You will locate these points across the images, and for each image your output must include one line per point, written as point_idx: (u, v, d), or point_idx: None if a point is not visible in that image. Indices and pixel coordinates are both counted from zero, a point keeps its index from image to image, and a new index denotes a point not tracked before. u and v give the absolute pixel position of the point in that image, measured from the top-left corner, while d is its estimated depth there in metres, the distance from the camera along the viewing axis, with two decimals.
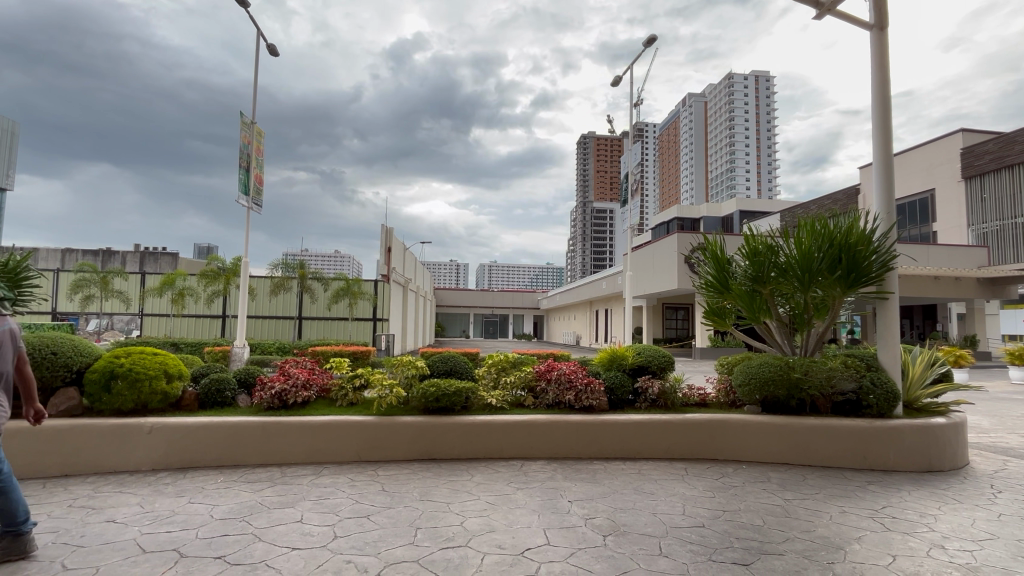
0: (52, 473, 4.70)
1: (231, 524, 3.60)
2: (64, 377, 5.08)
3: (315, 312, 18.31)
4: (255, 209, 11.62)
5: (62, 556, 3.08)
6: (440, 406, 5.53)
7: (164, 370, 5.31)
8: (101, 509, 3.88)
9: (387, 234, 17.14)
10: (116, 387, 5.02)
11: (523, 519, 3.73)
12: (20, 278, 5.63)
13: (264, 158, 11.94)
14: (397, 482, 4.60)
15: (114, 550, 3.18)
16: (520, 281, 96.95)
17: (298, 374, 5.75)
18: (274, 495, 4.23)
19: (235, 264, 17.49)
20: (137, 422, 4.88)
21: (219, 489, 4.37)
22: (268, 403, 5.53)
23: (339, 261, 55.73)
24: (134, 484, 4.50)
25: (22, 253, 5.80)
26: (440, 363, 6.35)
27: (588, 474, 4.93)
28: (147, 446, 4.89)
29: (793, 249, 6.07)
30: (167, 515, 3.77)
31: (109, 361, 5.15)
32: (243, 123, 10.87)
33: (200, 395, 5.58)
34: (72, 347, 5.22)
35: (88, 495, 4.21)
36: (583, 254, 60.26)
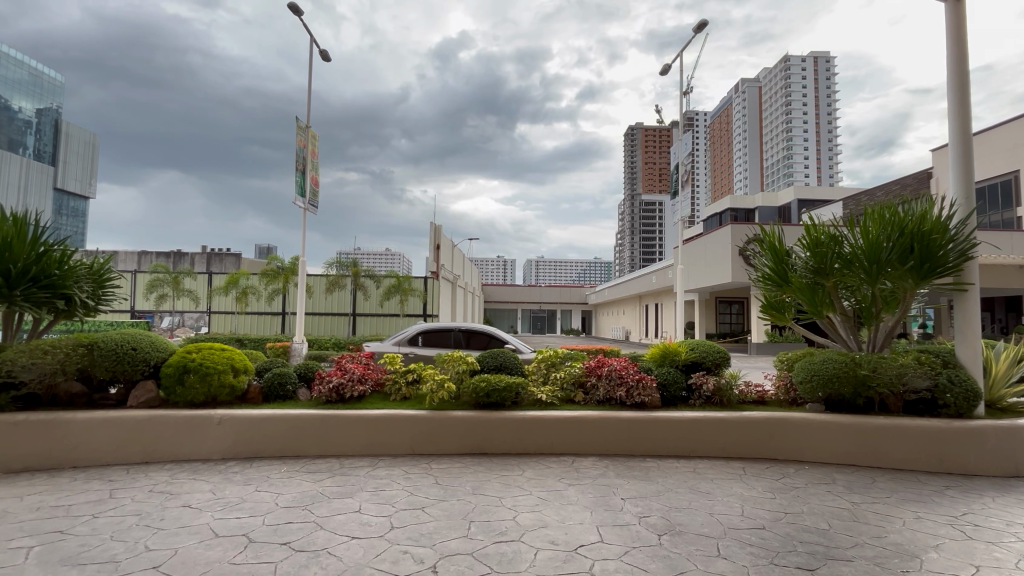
0: (135, 460, 5.06)
1: (295, 513, 3.76)
2: (143, 371, 5.45)
3: (368, 308, 18.80)
4: (311, 210, 12.07)
5: (145, 538, 3.31)
6: (491, 401, 5.57)
7: (232, 364, 5.61)
8: (178, 495, 4.15)
9: (436, 231, 17.47)
10: (188, 380, 5.36)
11: (576, 516, 3.71)
12: (103, 280, 6.10)
13: (318, 161, 12.39)
14: (451, 475, 4.68)
15: (190, 533, 3.38)
16: (567, 276, 96.30)
17: (354, 368, 5.93)
18: (334, 485, 4.39)
19: (293, 263, 18.34)
20: (208, 413, 5.18)
21: (283, 478, 4.58)
22: (326, 397, 5.73)
23: (390, 259, 57.02)
24: (207, 472, 4.79)
25: (105, 256, 6.28)
26: (491, 359, 6.39)
27: (641, 472, 4.85)
28: (218, 436, 5.18)
29: (860, 239, 5.73)
30: (236, 502, 3.99)
31: (182, 356, 5.49)
32: (299, 127, 11.31)
33: (264, 389, 5.85)
34: (149, 343, 5.59)
35: (167, 481, 4.51)
36: (632, 248, 59.33)
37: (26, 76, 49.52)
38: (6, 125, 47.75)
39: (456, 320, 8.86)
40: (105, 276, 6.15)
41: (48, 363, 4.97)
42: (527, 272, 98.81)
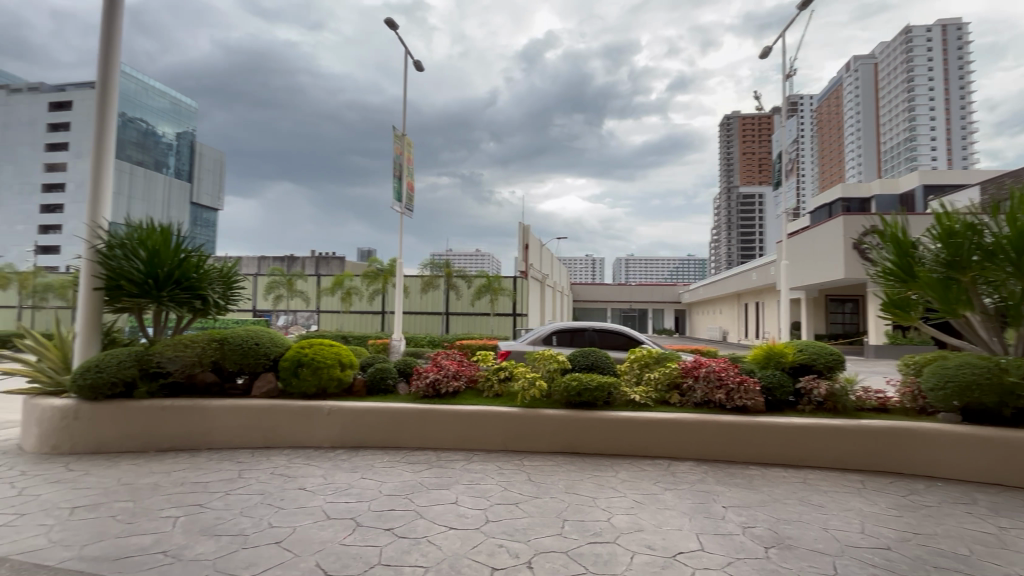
0: (258, 444, 5.59)
1: (398, 500, 3.97)
2: (264, 364, 6.01)
3: (460, 307, 19.40)
4: (407, 214, 12.67)
5: (268, 515, 3.65)
6: (582, 401, 5.53)
7: (339, 359, 6.05)
8: (296, 478, 4.54)
9: (525, 231, 17.67)
10: (302, 373, 5.83)
11: (673, 521, 3.59)
12: (231, 282, 6.80)
13: (413, 167, 12.98)
14: (543, 473, 4.70)
15: (306, 513, 3.69)
16: (658, 275, 93.21)
17: (449, 365, 6.14)
18: (432, 476, 4.58)
19: (391, 264, 19.38)
20: (319, 403, 5.62)
21: (385, 467, 4.85)
22: (424, 391, 5.99)
23: (480, 260, 58.45)
24: (318, 458, 5.19)
25: (232, 261, 6.99)
26: (582, 358, 6.35)
27: (743, 480, 4.58)
28: (327, 425, 5.60)
29: (1005, 228, 5.02)
30: (345, 487, 4.28)
31: (297, 351, 5.99)
32: (395, 135, 11.92)
33: (367, 382, 6.24)
34: (269, 338, 6.16)
35: (285, 465, 4.95)
36: (729, 244, 56.30)
37: (167, 105, 56.56)
38: (153, 149, 54.82)
39: (591, 319, 8.77)
40: (232, 278, 6.84)
41: (189, 355, 5.62)
42: (616, 270, 96.94)
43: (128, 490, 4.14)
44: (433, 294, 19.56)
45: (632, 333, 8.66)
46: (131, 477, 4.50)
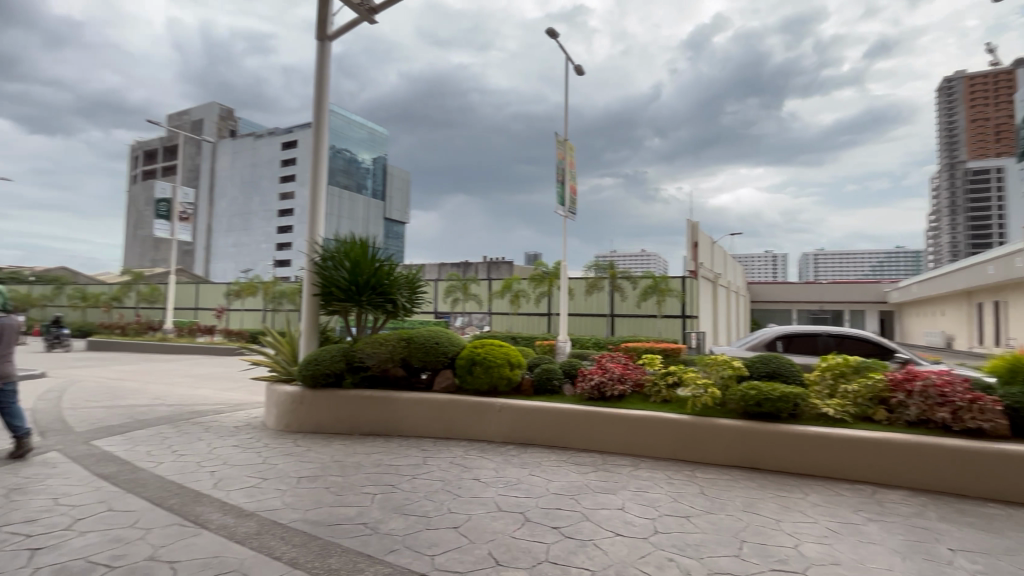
0: (439, 434, 6.14)
1: (565, 500, 4.03)
2: (443, 361, 6.57)
3: (625, 309, 19.01)
4: (571, 217, 12.85)
5: (448, 501, 3.99)
6: (763, 412, 5.03)
7: (508, 359, 6.36)
8: (471, 469, 4.88)
9: (694, 228, 16.73)
10: (476, 371, 6.25)
11: (879, 559, 3.07)
12: (416, 287, 7.57)
13: (576, 170, 13.12)
14: (718, 487, 4.38)
15: (481, 503, 3.94)
16: (857, 271, 80.83)
17: (614, 368, 6.07)
18: (598, 480, 4.56)
19: (556, 267, 19.84)
20: (491, 400, 5.97)
21: (553, 466, 4.97)
22: (589, 393, 5.99)
23: (645, 261, 56.79)
24: (491, 452, 5.52)
25: (417, 268, 7.78)
26: (761, 365, 5.79)
27: (979, 520, 3.74)
28: (499, 421, 5.93)
29: None
30: (515, 482, 4.48)
31: (471, 350, 6.44)
32: (558, 141, 12.17)
33: (535, 382, 6.46)
34: (447, 338, 6.73)
35: (462, 456, 5.36)
36: (955, 232, 46.55)
37: (365, 135, 65.18)
38: (355, 173, 63.67)
39: (824, 325, 7.84)
40: (416, 283, 7.59)
41: (383, 352, 6.36)
42: (803, 267, 86.45)
43: (339, 467, 4.87)
44: (597, 296, 19.49)
45: (882, 340, 7.43)
46: (341, 456, 5.28)
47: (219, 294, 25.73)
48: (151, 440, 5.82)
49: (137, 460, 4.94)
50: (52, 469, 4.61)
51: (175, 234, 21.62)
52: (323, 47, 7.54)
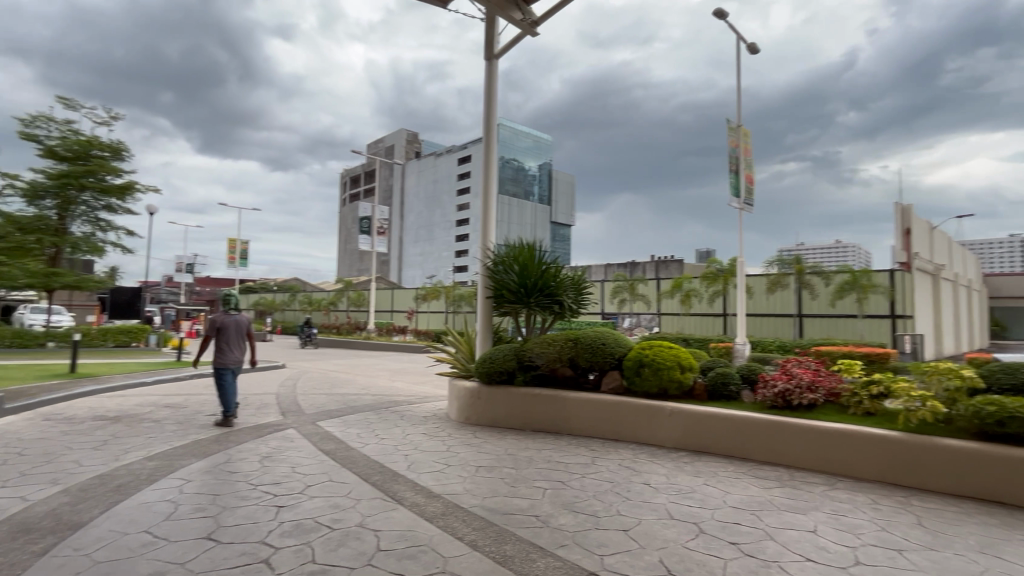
0: (608, 435, 6.15)
1: (744, 515, 3.75)
2: (610, 362, 6.56)
3: (816, 309, 16.80)
4: (747, 209, 11.86)
5: (617, 503, 3.98)
6: (1008, 434, 4.07)
7: (679, 362, 6.10)
8: (641, 473, 4.80)
9: (903, 212, 14.22)
10: (644, 373, 6.12)
11: None
12: (582, 288, 7.69)
13: (752, 157, 12.05)
14: (943, 520, 3.68)
15: (651, 509, 3.86)
16: None
17: (803, 375, 5.43)
18: (785, 497, 4.14)
19: (731, 264, 18.45)
20: (661, 404, 5.80)
21: (730, 478, 4.64)
22: (772, 402, 5.45)
23: (842, 253, 49.71)
24: (661, 457, 5.36)
25: (582, 270, 7.90)
26: (1004, 376, 4.70)
27: None
28: (670, 426, 5.73)
29: None
30: (688, 491, 4.29)
31: (639, 352, 6.31)
32: (730, 128, 11.33)
33: (708, 386, 6.11)
34: (614, 339, 6.71)
35: (631, 459, 5.29)
36: None
37: (531, 143, 67.93)
38: (523, 180, 66.63)
39: None
40: (582, 285, 7.70)
41: (551, 352, 6.57)
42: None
43: (513, 460, 5.17)
44: (782, 294, 17.52)
45: None
46: (514, 450, 5.59)
47: (409, 298, 28.99)
48: (359, 424, 6.82)
49: (350, 440, 5.83)
50: (291, 442, 5.68)
51: (375, 247, 24.93)
52: (491, 65, 8.07)
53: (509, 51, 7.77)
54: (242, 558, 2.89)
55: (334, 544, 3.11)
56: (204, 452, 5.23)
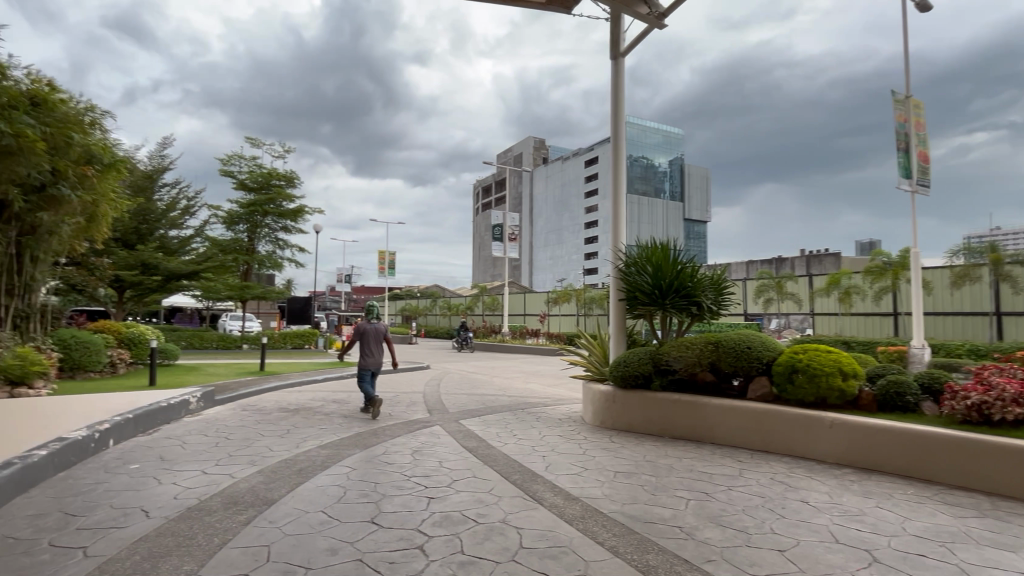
0: (756, 446, 5.71)
1: (931, 546, 3.25)
2: (757, 367, 6.06)
3: (1021, 306, 13.92)
4: (923, 191, 10.27)
5: (770, 520, 3.68)
6: None
7: (840, 368, 5.47)
8: (797, 489, 4.38)
9: None
10: (797, 380, 5.58)
11: None
12: (722, 288, 7.25)
13: (927, 132, 10.42)
14: None
15: (812, 530, 3.51)
16: None
17: (1005, 386, 4.51)
18: (986, 529, 3.51)
19: (903, 255, 16.09)
20: (819, 414, 5.26)
21: (911, 502, 4.05)
22: (963, 416, 4.65)
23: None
24: (822, 473, 4.85)
25: (722, 268, 7.45)
26: None
27: None
28: (830, 439, 5.17)
29: None
30: (856, 513, 3.83)
31: (790, 356, 5.76)
32: (896, 101, 9.91)
33: (878, 396, 5.40)
34: (761, 342, 6.20)
35: (785, 473, 4.85)
36: None
37: (660, 139, 65.62)
38: (652, 178, 64.52)
39: None
40: (723, 285, 7.26)
41: (690, 356, 6.24)
42: None
43: (652, 467, 5.02)
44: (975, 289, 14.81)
45: None
46: (653, 456, 5.42)
47: (541, 301, 29.54)
48: (498, 424, 7.10)
49: (490, 439, 6.12)
50: (438, 438, 6.11)
51: (507, 253, 25.80)
52: (618, 63, 7.96)
53: (636, 47, 7.60)
54: (400, 542, 3.18)
55: (480, 537, 3.28)
56: (365, 444, 5.83)
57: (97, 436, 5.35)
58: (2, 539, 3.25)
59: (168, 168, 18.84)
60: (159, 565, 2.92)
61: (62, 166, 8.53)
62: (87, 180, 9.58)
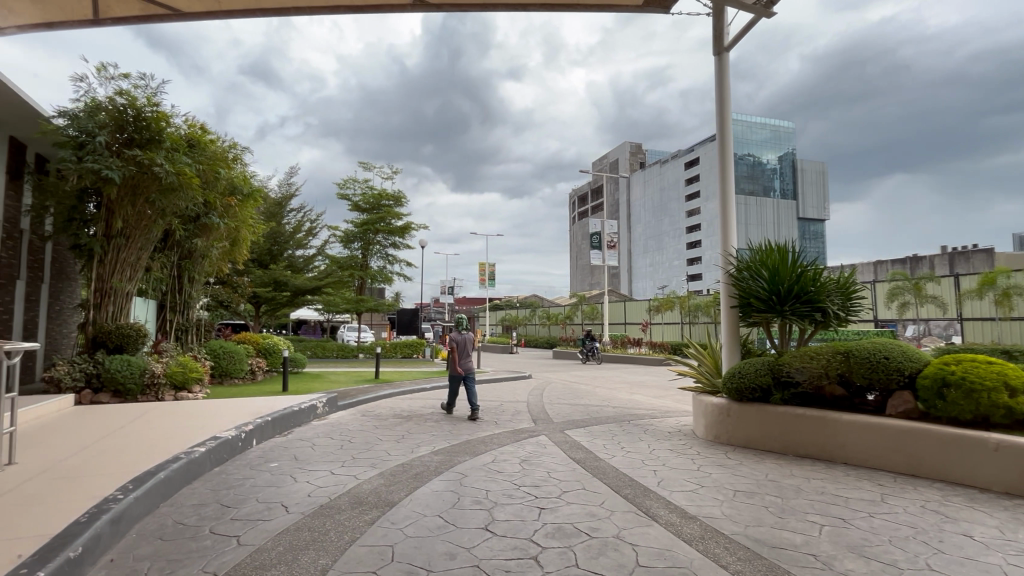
0: (901, 469, 5.09)
1: None
2: (898, 381, 5.41)
3: None
4: None
5: (926, 555, 3.25)
6: None
7: (1005, 382, 4.73)
8: (957, 520, 3.83)
9: None
10: (950, 395, 4.90)
11: None
12: (851, 292, 6.60)
13: None
14: None
15: (980, 570, 3.04)
16: None
17: None
18: None
19: None
20: (981, 435, 4.59)
21: None
22: None
23: None
24: (988, 504, 4.20)
25: (849, 270, 6.79)
26: None
27: None
28: (997, 464, 4.50)
29: None
30: None
31: (939, 368, 5.08)
32: None
33: None
34: (902, 352, 5.53)
35: (940, 501, 4.27)
36: None
37: (768, 134, 61.51)
38: (760, 176, 60.55)
39: None
40: (851, 288, 6.63)
41: (815, 367, 5.74)
42: None
43: (776, 487, 4.65)
44: None
45: None
46: (776, 476, 5.02)
47: (642, 309, 28.67)
48: (605, 435, 6.97)
49: (598, 451, 6.02)
50: (545, 448, 6.12)
51: (606, 261, 25.38)
52: (721, 59, 7.59)
53: (741, 39, 7.20)
54: (514, 551, 3.21)
55: (594, 552, 3.23)
56: (475, 451, 5.99)
57: (243, 436, 6.00)
58: (174, 524, 3.74)
59: (293, 194, 20.88)
60: (299, 557, 3.19)
61: (212, 197, 9.80)
62: (231, 209, 10.90)
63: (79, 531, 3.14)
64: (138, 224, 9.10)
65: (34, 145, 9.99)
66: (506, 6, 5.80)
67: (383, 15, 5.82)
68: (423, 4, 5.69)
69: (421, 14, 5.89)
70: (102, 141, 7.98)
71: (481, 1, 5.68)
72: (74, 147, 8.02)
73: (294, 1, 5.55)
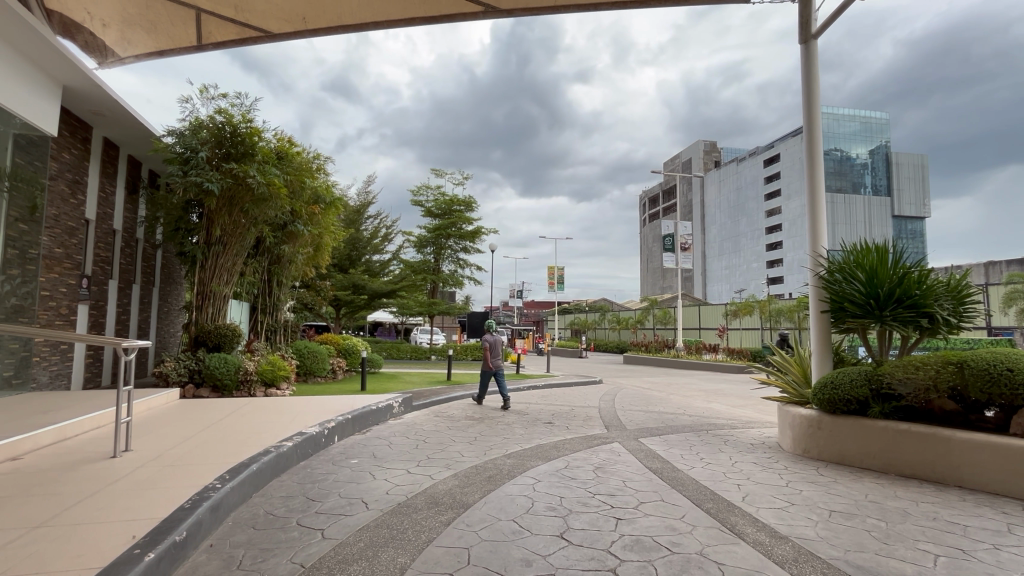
0: None
1: None
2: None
3: None
4: None
5: None
6: None
7: None
8: None
9: None
10: None
11: None
12: (964, 296, 5.92)
13: None
14: None
15: None
16: None
17: None
18: None
19: None
20: None
21: None
22: None
23: None
24: None
25: (962, 272, 6.08)
26: None
27: None
28: None
29: None
30: None
31: None
32: None
33: None
34: None
35: None
36: None
37: (858, 125, 57.25)
38: (849, 172, 56.43)
39: None
40: (965, 292, 5.95)
41: (922, 379, 5.16)
42: None
43: (878, 509, 4.24)
44: None
45: None
46: (878, 497, 4.58)
47: (718, 314, 27.48)
48: (682, 444, 6.70)
49: (675, 461, 5.78)
50: (619, 456, 5.95)
51: (679, 263, 24.56)
52: (808, 47, 7.10)
53: (830, 25, 6.70)
54: (591, 562, 3.11)
55: (677, 568, 3.07)
56: (548, 457, 5.91)
57: (326, 432, 6.30)
58: (265, 514, 3.97)
59: (370, 202, 21.80)
60: (379, 554, 3.27)
61: (298, 206, 10.41)
62: (315, 217, 11.52)
63: (183, 516, 3.38)
64: (234, 232, 9.79)
65: (148, 162, 11.05)
66: (577, 7, 5.75)
67: (455, 23, 5.93)
68: (493, 11, 5.73)
69: (492, 20, 5.94)
70: (203, 156, 8.70)
71: (552, 3, 5.65)
72: (180, 163, 8.79)
73: (373, 16, 5.78)
